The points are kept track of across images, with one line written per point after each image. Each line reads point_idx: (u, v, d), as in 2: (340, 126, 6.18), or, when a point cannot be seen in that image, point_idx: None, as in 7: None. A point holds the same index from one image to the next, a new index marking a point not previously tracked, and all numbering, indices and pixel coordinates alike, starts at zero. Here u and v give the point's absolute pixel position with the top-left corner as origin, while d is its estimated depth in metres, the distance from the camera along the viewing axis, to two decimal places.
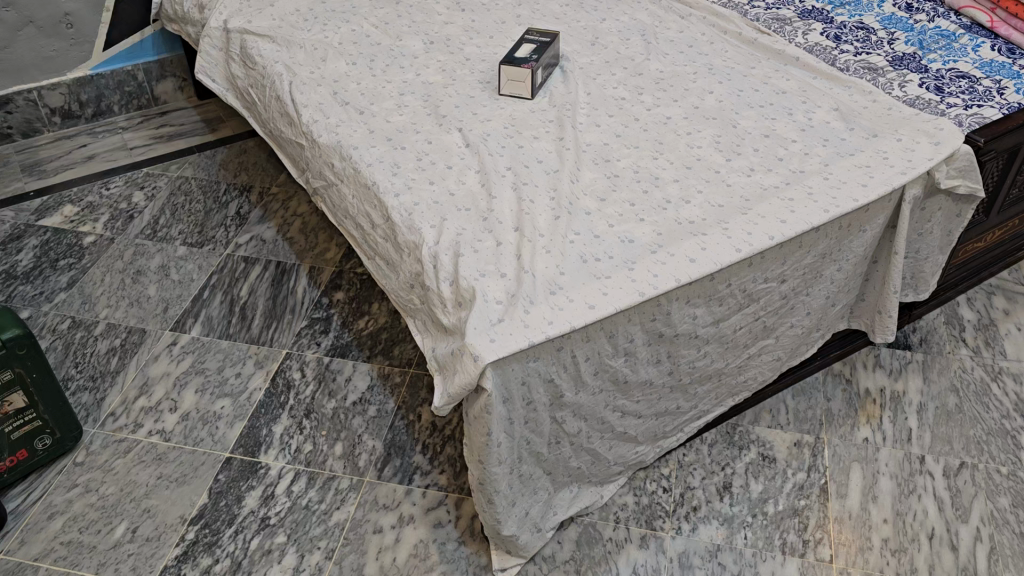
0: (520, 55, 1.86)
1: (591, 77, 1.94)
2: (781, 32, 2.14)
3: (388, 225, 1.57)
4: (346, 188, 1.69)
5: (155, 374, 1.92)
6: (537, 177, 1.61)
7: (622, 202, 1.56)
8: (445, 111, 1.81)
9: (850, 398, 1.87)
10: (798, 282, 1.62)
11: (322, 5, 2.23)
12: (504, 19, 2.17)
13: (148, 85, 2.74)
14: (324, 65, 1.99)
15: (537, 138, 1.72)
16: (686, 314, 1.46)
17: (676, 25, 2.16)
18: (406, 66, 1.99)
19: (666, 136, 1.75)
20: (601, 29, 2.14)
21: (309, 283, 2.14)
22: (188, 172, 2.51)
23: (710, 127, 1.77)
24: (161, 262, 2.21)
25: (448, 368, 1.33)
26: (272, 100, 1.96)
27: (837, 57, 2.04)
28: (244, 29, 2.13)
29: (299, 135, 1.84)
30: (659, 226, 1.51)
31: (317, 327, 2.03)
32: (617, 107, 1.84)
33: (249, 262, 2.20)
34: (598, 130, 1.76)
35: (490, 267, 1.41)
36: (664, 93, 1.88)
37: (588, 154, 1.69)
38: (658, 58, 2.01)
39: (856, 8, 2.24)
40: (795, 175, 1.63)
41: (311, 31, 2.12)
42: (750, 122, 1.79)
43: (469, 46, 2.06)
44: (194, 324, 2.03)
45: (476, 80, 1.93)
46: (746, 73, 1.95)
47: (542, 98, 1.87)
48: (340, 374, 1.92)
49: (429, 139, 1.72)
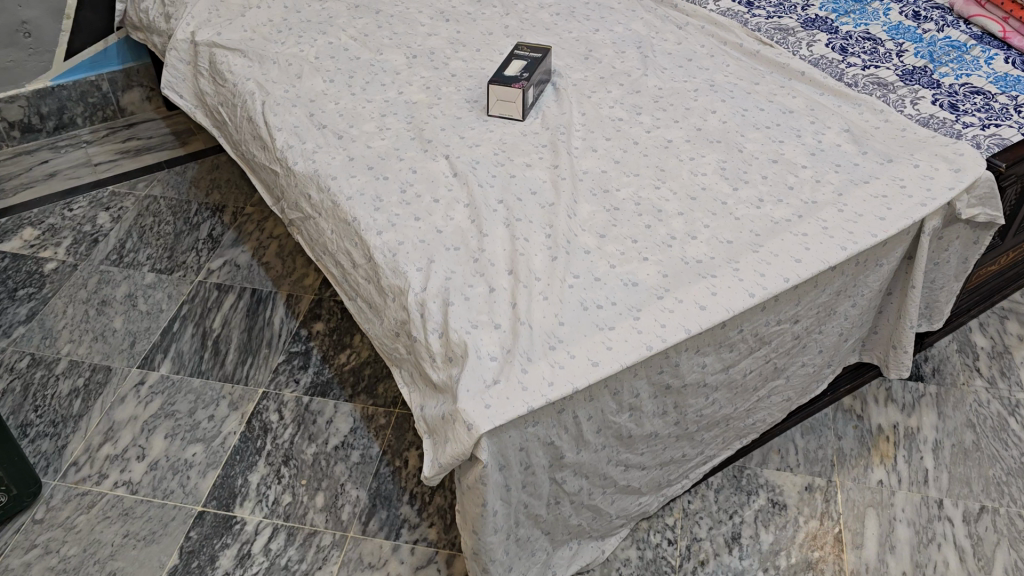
0: (509, 74, 1.73)
1: (585, 94, 1.82)
2: (784, 43, 2.02)
3: (370, 266, 1.44)
4: (324, 222, 1.56)
5: (121, 418, 1.78)
6: (530, 210, 1.49)
7: (623, 239, 1.45)
8: (430, 134, 1.68)
9: (862, 436, 1.77)
10: (811, 321, 1.51)
11: (297, 15, 2.09)
12: (490, 30, 2.04)
13: (113, 95, 2.59)
14: (299, 83, 1.85)
15: (530, 165, 1.60)
16: (695, 363, 1.35)
17: (672, 35, 2.04)
18: (388, 84, 1.86)
19: (668, 162, 1.63)
20: (594, 41, 2.01)
21: (286, 313, 2.01)
22: (157, 191, 2.37)
23: (714, 151, 1.66)
24: (128, 291, 2.07)
25: (438, 433, 1.22)
26: (243, 121, 1.83)
27: (844, 71, 1.93)
28: (213, 43, 1.99)
29: (273, 161, 1.71)
30: (664, 266, 1.40)
31: (295, 362, 1.91)
32: (615, 129, 1.71)
33: (222, 290, 2.07)
34: (594, 156, 1.64)
35: (483, 317, 1.29)
36: (664, 112, 1.76)
37: (584, 184, 1.57)
38: (655, 72, 1.89)
39: (861, 16, 2.13)
40: (808, 206, 1.53)
41: (285, 45, 1.98)
42: (757, 145, 1.67)
43: (454, 61, 1.93)
44: (163, 361, 1.90)
45: (462, 99, 1.80)
46: (750, 90, 1.84)
47: (533, 120, 1.75)
48: (321, 416, 1.79)
49: (414, 168, 1.59)
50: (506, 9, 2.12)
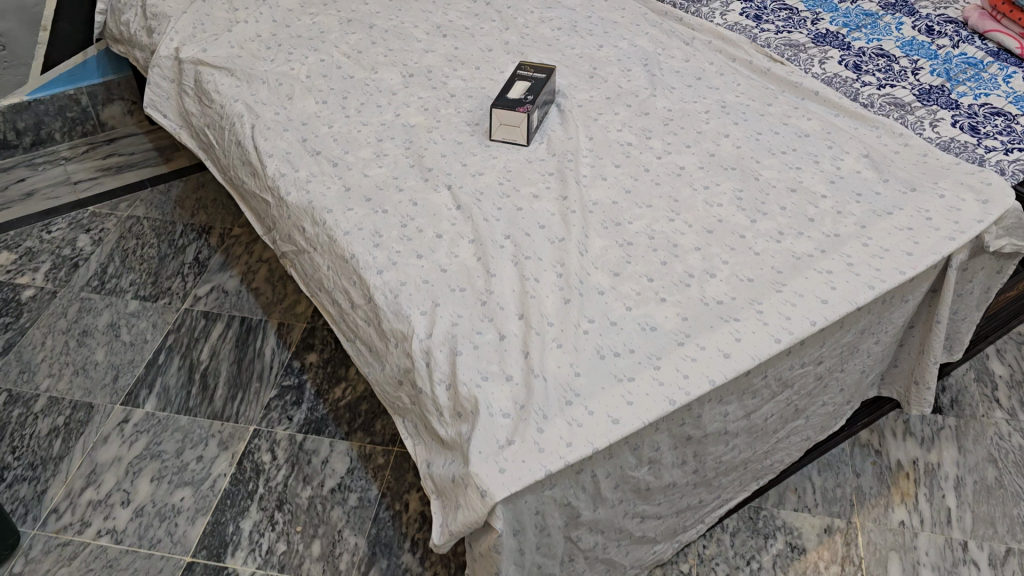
0: (512, 97, 1.65)
1: (591, 117, 1.74)
2: (795, 60, 1.95)
3: (370, 308, 1.36)
4: (320, 257, 1.47)
5: (104, 460, 1.69)
6: (540, 246, 1.41)
7: (638, 277, 1.37)
8: (430, 162, 1.60)
9: (881, 474, 1.70)
10: (834, 361, 1.44)
11: (286, 30, 2.00)
12: (489, 46, 1.95)
13: (93, 109, 2.49)
14: (291, 104, 1.76)
15: (537, 196, 1.52)
16: (717, 413, 1.28)
17: (680, 51, 1.96)
18: (384, 105, 1.77)
19: (681, 191, 1.55)
20: (598, 58, 1.93)
21: (277, 343, 1.93)
22: (140, 211, 2.27)
23: (729, 179, 1.58)
24: (110, 320, 1.97)
25: (448, 497, 1.14)
26: (231, 145, 1.74)
27: (858, 90, 1.85)
28: (199, 60, 1.89)
29: (264, 190, 1.62)
30: (684, 308, 1.32)
31: (288, 397, 1.82)
32: (624, 155, 1.63)
33: (210, 318, 1.98)
34: (604, 185, 1.56)
35: (493, 368, 1.21)
36: (675, 136, 1.69)
37: (595, 216, 1.49)
38: (664, 92, 1.81)
39: (873, 31, 2.06)
40: (830, 240, 1.45)
41: (275, 62, 1.89)
42: (773, 173, 1.60)
43: (453, 80, 1.85)
44: (148, 397, 1.81)
45: (463, 123, 1.72)
46: (763, 112, 1.76)
47: (538, 144, 1.66)
48: (316, 456, 1.70)
49: (415, 200, 1.51)
50: (505, 23, 2.03)
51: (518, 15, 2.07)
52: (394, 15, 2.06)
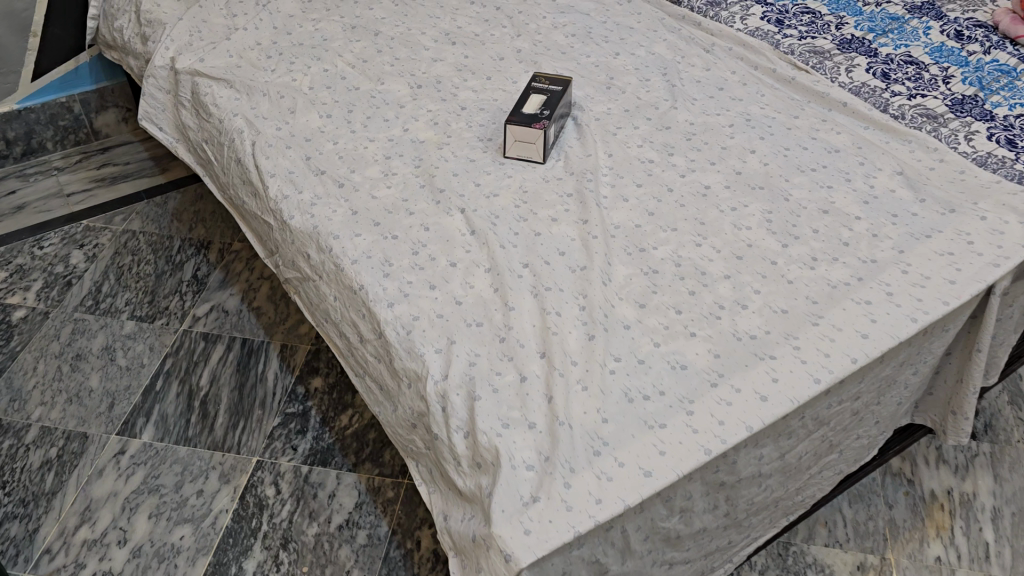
0: (527, 112, 1.57)
1: (609, 132, 1.65)
2: (821, 68, 1.86)
3: (381, 344, 1.27)
4: (326, 286, 1.39)
5: (99, 495, 1.61)
6: (560, 275, 1.32)
7: (665, 309, 1.29)
8: (442, 182, 1.51)
9: (915, 505, 1.63)
10: (872, 395, 1.36)
11: (287, 37, 1.91)
12: (501, 54, 1.86)
13: (86, 117, 2.40)
14: (293, 118, 1.67)
15: (556, 220, 1.43)
16: (753, 457, 1.19)
17: (700, 59, 1.87)
18: (391, 119, 1.68)
19: (707, 213, 1.47)
20: (615, 66, 1.84)
21: (280, 367, 1.85)
22: (136, 225, 2.19)
23: (757, 199, 1.50)
24: (105, 343, 1.89)
25: (469, 556, 1.06)
26: (231, 162, 1.65)
27: (888, 101, 1.77)
28: (195, 70, 1.80)
29: (266, 212, 1.54)
30: (715, 344, 1.24)
31: (292, 426, 1.74)
32: (645, 173, 1.55)
33: (209, 340, 1.90)
34: (625, 207, 1.47)
35: (515, 414, 1.12)
36: (698, 152, 1.60)
37: (617, 242, 1.40)
38: (685, 104, 1.72)
39: (900, 37, 1.97)
40: (867, 266, 1.37)
41: (276, 73, 1.80)
42: (803, 192, 1.51)
43: (463, 92, 1.76)
44: (145, 426, 1.73)
45: (475, 139, 1.63)
46: (790, 125, 1.68)
47: (555, 162, 1.58)
48: (322, 490, 1.62)
49: (426, 224, 1.42)
50: (516, 29, 1.94)
51: (529, 21, 1.98)
52: (400, 21, 1.96)
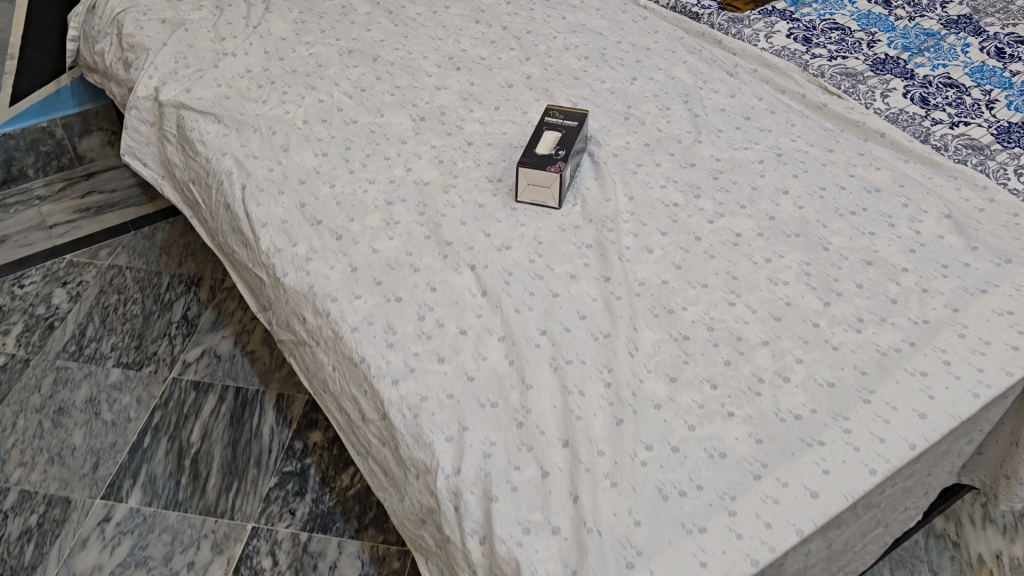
0: (541, 153, 1.44)
1: (629, 169, 1.52)
2: (854, 93, 1.73)
3: (385, 426, 1.15)
4: (324, 354, 1.27)
5: (82, 569, 1.49)
6: (581, 345, 1.20)
7: (698, 384, 1.17)
8: (449, 232, 1.39)
9: (961, 571, 1.51)
10: (924, 471, 1.24)
11: (279, 63, 1.77)
12: (509, 80, 1.73)
13: (69, 142, 2.27)
14: (285, 157, 1.54)
15: (574, 276, 1.31)
16: (800, 554, 1.07)
17: (724, 85, 1.74)
18: (393, 157, 1.55)
19: (739, 265, 1.35)
20: (632, 93, 1.71)
21: (276, 421, 1.73)
22: (122, 260, 2.07)
23: (794, 248, 1.37)
24: (89, 395, 1.78)
25: None
26: (218, 206, 1.52)
27: (928, 130, 1.63)
28: (180, 102, 1.67)
29: (257, 265, 1.41)
30: (756, 426, 1.11)
31: (290, 487, 1.62)
32: (670, 219, 1.42)
33: (201, 390, 1.79)
34: (650, 260, 1.35)
35: (536, 517, 1.00)
36: (727, 193, 1.47)
37: (642, 302, 1.28)
38: (711, 137, 1.59)
39: (937, 55, 1.83)
40: (919, 328, 1.24)
41: (268, 104, 1.67)
42: (844, 240, 1.39)
43: (470, 124, 1.63)
44: (132, 489, 1.61)
45: (484, 179, 1.51)
46: (824, 159, 1.55)
47: (571, 206, 1.45)
48: (323, 560, 1.51)
49: (433, 283, 1.30)
50: (525, 52, 1.81)
51: (538, 42, 1.85)
52: (400, 43, 1.83)
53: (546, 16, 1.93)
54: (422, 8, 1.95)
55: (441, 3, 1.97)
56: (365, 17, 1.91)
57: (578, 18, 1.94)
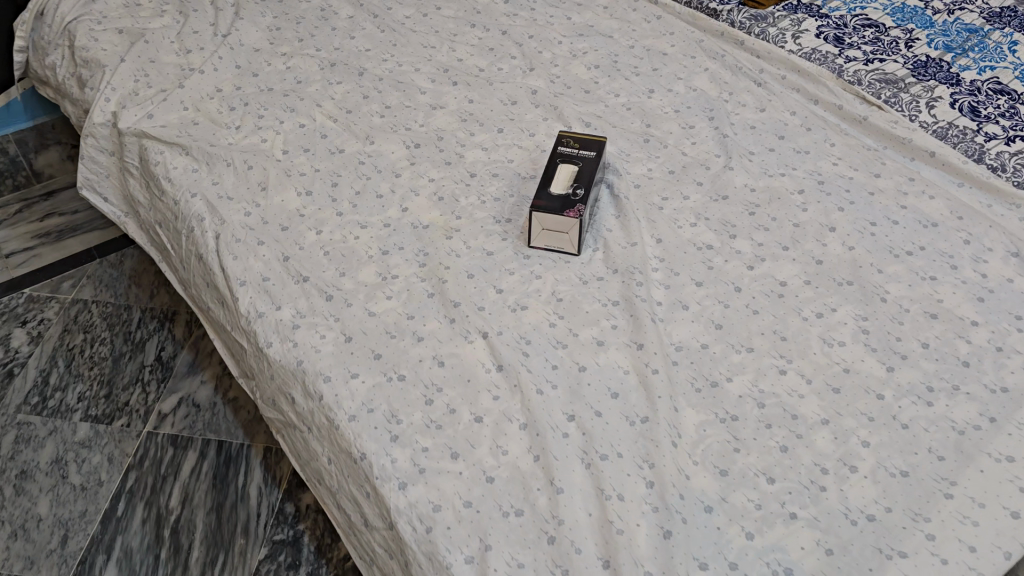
0: (556, 192, 1.27)
1: (653, 204, 1.35)
2: (896, 103, 1.55)
3: (393, 538, 0.99)
4: (318, 443, 1.10)
5: None
6: (616, 433, 1.04)
7: (754, 478, 1.01)
8: (455, 289, 1.22)
9: None
10: None
11: (253, 80, 1.58)
12: (512, 96, 1.55)
13: (24, 158, 2.06)
14: (264, 198, 1.36)
15: (602, 342, 1.14)
16: None
17: (751, 97, 1.56)
18: (386, 193, 1.37)
19: (787, 322, 1.19)
20: (650, 109, 1.53)
21: (265, 481, 1.57)
22: (87, 292, 1.88)
23: (846, 299, 1.21)
24: (54, 455, 1.60)
25: None
26: (190, 255, 1.34)
27: (982, 146, 1.46)
28: (142, 131, 1.48)
29: (236, 329, 1.24)
30: (826, 532, 0.96)
31: (282, 559, 1.46)
32: (705, 265, 1.26)
33: (179, 446, 1.62)
34: (686, 318, 1.18)
35: None
36: (766, 232, 1.31)
37: (681, 373, 1.12)
38: (742, 162, 1.42)
39: (983, 56, 1.66)
40: (998, 398, 1.09)
41: (242, 131, 1.48)
42: (901, 287, 1.23)
43: (471, 151, 1.45)
44: (105, 568, 1.45)
45: (491, 220, 1.33)
46: (872, 186, 1.38)
47: (591, 251, 1.28)
48: None
49: (440, 357, 1.13)
50: (529, 61, 1.62)
51: (542, 48, 1.66)
52: (388, 53, 1.64)
53: (549, 18, 1.74)
54: (410, 10, 1.75)
55: (430, 3, 1.77)
56: (347, 23, 1.72)
57: (584, 18, 1.75)
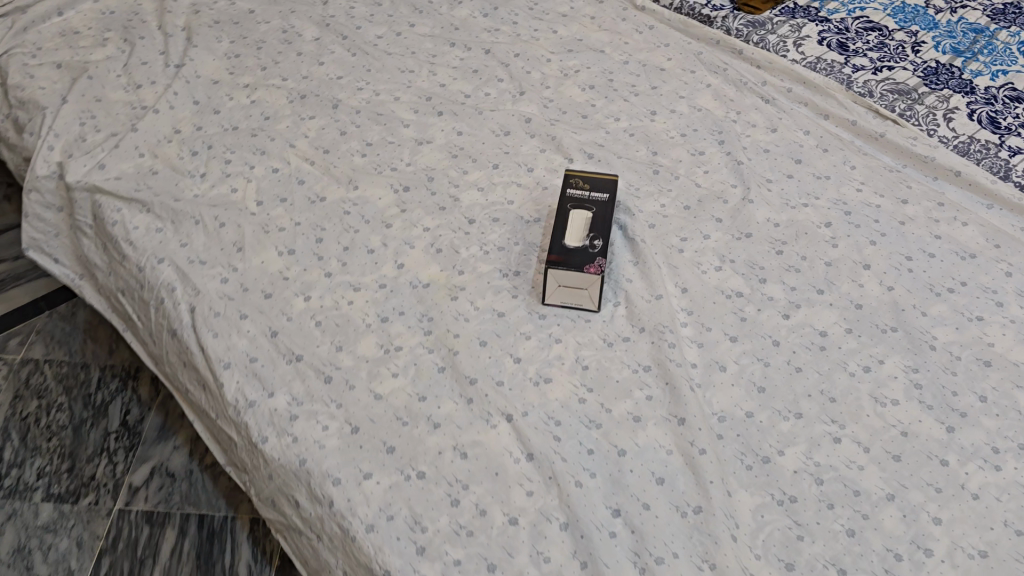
0: (572, 246, 1.14)
1: (672, 246, 1.24)
2: (912, 116, 1.46)
3: None
4: (330, 554, 0.97)
5: None
6: (670, 529, 0.94)
7: (825, 571, 0.92)
8: (469, 361, 1.09)
9: None
10: None
11: (215, 118, 1.42)
12: (505, 125, 1.42)
13: None
14: (241, 260, 1.21)
15: (639, 418, 1.03)
16: None
17: (760, 115, 1.46)
18: (378, 247, 1.23)
19: (833, 380, 1.09)
20: (655, 134, 1.42)
21: (255, 557, 1.41)
22: (38, 351, 1.70)
23: (893, 350, 1.12)
24: (15, 544, 1.43)
25: None
26: (160, 329, 1.18)
27: (1007, 162, 1.38)
28: (94, 186, 1.31)
29: (223, 418, 1.09)
30: None
31: None
32: (737, 317, 1.16)
33: (156, 523, 1.45)
34: (725, 382, 1.08)
35: None
36: (797, 273, 1.21)
37: (729, 448, 1.02)
38: (762, 192, 1.32)
39: (994, 59, 1.58)
40: None
41: (207, 179, 1.32)
42: (948, 332, 1.15)
43: (466, 192, 1.32)
44: None
45: (497, 273, 1.20)
46: (901, 215, 1.29)
47: (612, 306, 1.16)
48: None
49: (462, 446, 1.00)
50: (518, 84, 1.49)
51: (530, 68, 1.53)
52: (363, 80, 1.49)
53: (534, 32, 1.61)
54: (382, 28, 1.60)
55: (402, 19, 1.62)
56: (313, 45, 1.56)
57: (572, 31, 1.61)
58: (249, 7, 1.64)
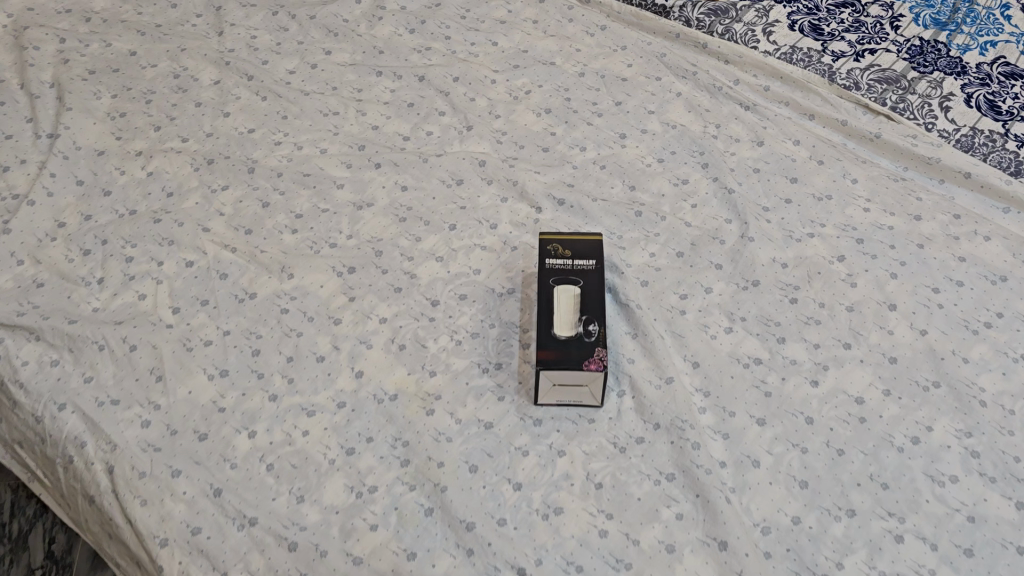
0: (563, 335, 0.95)
1: (672, 308, 1.07)
2: (905, 109, 1.30)
3: None
4: None
5: None
6: None
7: None
8: (460, 497, 0.91)
9: None
10: None
11: (108, 202, 1.18)
12: (455, 172, 1.21)
13: None
14: (163, 393, 0.99)
15: (673, 546, 0.87)
16: None
17: (742, 126, 1.28)
18: (328, 353, 1.03)
19: (882, 461, 0.94)
20: (629, 163, 1.23)
21: None
22: None
23: (940, 410, 0.98)
24: None
25: None
26: (76, 493, 0.96)
27: (1016, 155, 1.22)
28: None
29: None
30: None
31: None
32: (761, 391, 1.00)
33: None
34: (762, 481, 0.93)
35: None
36: (818, 327, 1.05)
37: (781, 570, 0.86)
38: (761, 224, 1.15)
39: (979, 29, 1.42)
40: None
41: (107, 286, 1.09)
42: (995, 380, 1.01)
43: (423, 264, 1.11)
44: None
45: (476, 370, 1.01)
46: (918, 236, 1.14)
47: (616, 398, 0.99)
48: None
49: None
50: (462, 116, 1.28)
51: (474, 94, 1.32)
52: (280, 132, 1.26)
53: (471, 48, 1.39)
54: (294, 60, 1.36)
55: (316, 46, 1.38)
56: (214, 91, 1.32)
57: (514, 42, 1.41)
58: (130, 48, 1.39)
